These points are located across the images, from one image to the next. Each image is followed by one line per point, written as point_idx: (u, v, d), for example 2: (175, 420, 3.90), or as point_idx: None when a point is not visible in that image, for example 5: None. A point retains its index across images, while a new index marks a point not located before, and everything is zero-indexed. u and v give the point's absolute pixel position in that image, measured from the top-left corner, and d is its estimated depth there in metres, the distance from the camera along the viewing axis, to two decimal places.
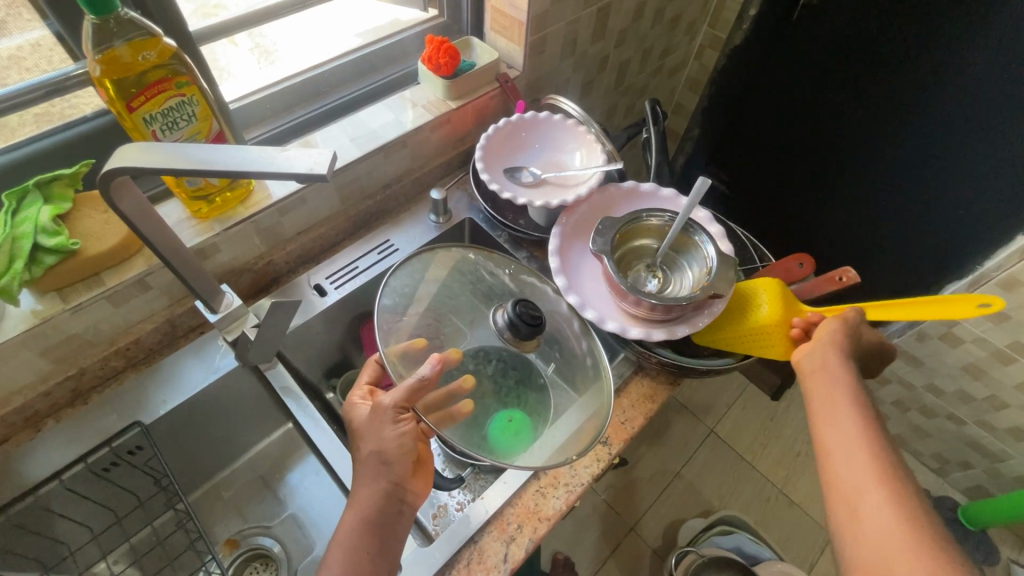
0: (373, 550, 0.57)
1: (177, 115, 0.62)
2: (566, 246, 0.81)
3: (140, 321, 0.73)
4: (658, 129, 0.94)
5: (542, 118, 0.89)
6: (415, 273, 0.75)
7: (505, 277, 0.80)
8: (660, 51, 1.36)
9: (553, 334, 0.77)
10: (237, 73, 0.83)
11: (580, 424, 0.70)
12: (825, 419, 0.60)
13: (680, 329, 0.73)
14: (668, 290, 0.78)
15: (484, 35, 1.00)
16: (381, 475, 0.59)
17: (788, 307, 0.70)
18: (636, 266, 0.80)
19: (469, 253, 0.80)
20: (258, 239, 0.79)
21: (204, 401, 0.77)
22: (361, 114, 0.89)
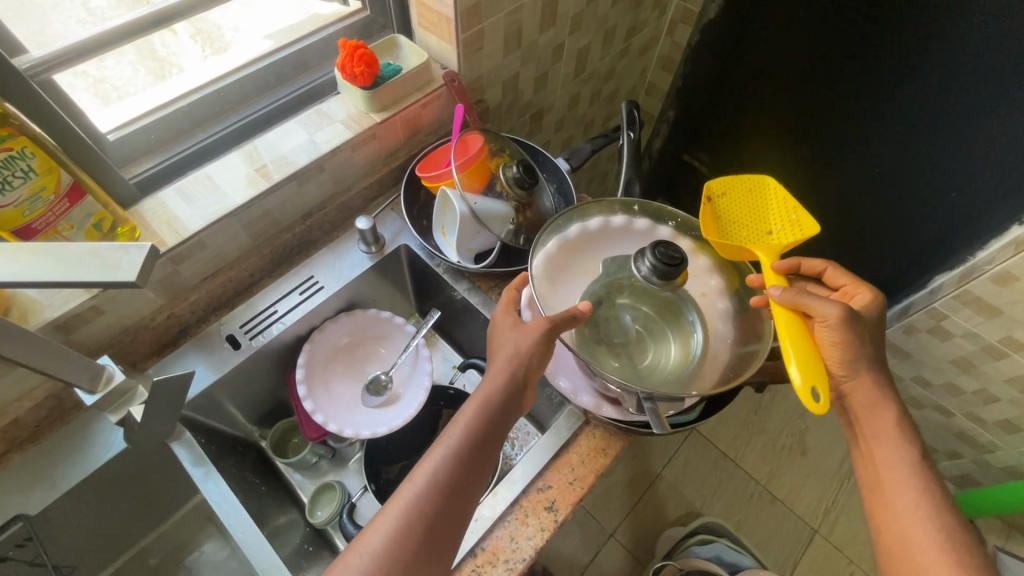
0: (472, 464, 0.56)
1: (8, 172, 0.51)
2: (574, 268, 0.68)
3: (17, 400, 0.64)
4: (634, 138, 0.83)
5: (387, 394, 0.85)
6: (578, 224, 0.69)
7: (640, 231, 0.71)
8: (625, 32, 1.23)
9: (686, 302, 0.65)
10: (138, 92, 0.72)
11: (668, 361, 0.62)
12: (881, 492, 0.62)
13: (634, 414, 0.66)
14: (640, 351, 0.62)
15: (414, 33, 0.88)
16: (499, 378, 0.58)
17: (726, 236, 0.70)
18: (619, 320, 0.63)
19: (633, 205, 0.71)
20: (153, 292, 0.70)
21: (104, 481, 0.68)
22: (270, 136, 0.78)
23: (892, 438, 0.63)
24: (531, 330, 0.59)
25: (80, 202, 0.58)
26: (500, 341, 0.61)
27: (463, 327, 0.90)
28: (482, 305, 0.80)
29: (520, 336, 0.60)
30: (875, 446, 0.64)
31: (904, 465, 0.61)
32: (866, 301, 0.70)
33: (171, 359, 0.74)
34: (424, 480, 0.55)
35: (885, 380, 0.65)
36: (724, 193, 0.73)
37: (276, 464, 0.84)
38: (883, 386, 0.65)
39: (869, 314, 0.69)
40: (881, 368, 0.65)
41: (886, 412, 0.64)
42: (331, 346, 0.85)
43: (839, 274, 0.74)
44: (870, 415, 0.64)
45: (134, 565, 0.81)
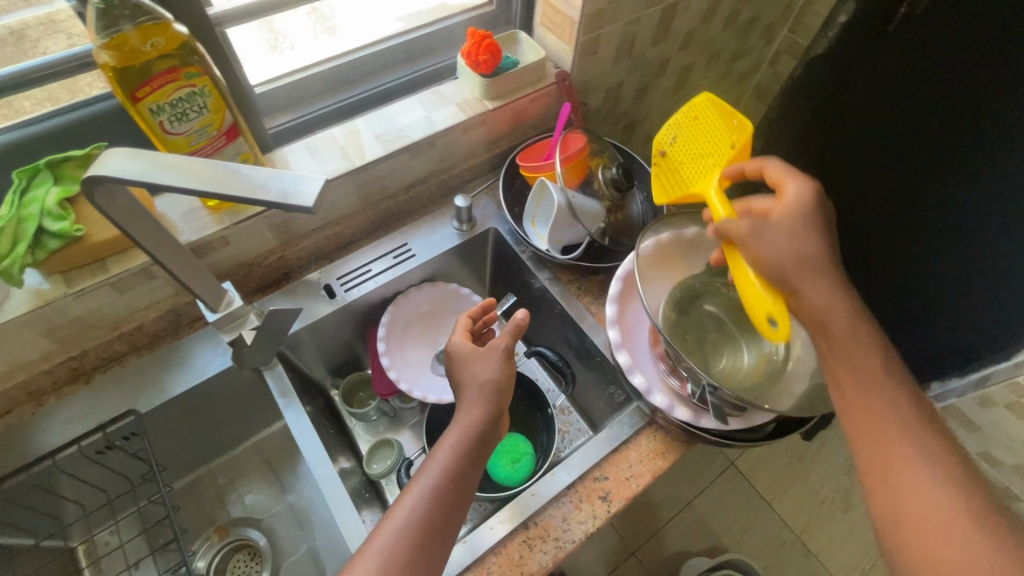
0: (462, 478, 0.57)
1: (187, 106, 0.58)
2: (666, 268, 0.68)
3: (144, 308, 0.72)
4: None
5: None
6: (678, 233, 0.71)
7: None
8: (729, 56, 1.24)
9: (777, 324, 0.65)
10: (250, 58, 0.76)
11: (741, 370, 0.62)
12: (914, 529, 0.46)
13: (707, 420, 0.63)
14: (715, 356, 0.63)
15: (534, 30, 0.92)
16: (479, 403, 0.61)
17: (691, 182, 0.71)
18: (699, 323, 0.65)
19: None
20: (271, 234, 0.77)
21: (203, 395, 0.75)
22: (391, 109, 0.84)
23: (892, 376, 0.52)
24: (497, 352, 0.64)
25: (234, 141, 0.65)
26: (467, 376, 0.64)
27: (535, 316, 0.92)
28: (561, 295, 0.83)
29: (488, 367, 0.63)
30: (880, 401, 0.51)
31: (934, 468, 0.47)
32: (800, 192, 0.59)
33: (274, 297, 0.80)
34: (402, 522, 0.52)
35: (842, 289, 0.56)
36: (667, 150, 0.75)
37: (342, 412, 0.90)
38: (852, 349, 0.53)
39: (795, 214, 0.58)
40: (834, 313, 0.55)
41: (870, 365, 0.52)
42: (412, 312, 0.90)
43: (776, 161, 0.62)
44: (846, 357, 0.53)
45: (205, 480, 0.88)
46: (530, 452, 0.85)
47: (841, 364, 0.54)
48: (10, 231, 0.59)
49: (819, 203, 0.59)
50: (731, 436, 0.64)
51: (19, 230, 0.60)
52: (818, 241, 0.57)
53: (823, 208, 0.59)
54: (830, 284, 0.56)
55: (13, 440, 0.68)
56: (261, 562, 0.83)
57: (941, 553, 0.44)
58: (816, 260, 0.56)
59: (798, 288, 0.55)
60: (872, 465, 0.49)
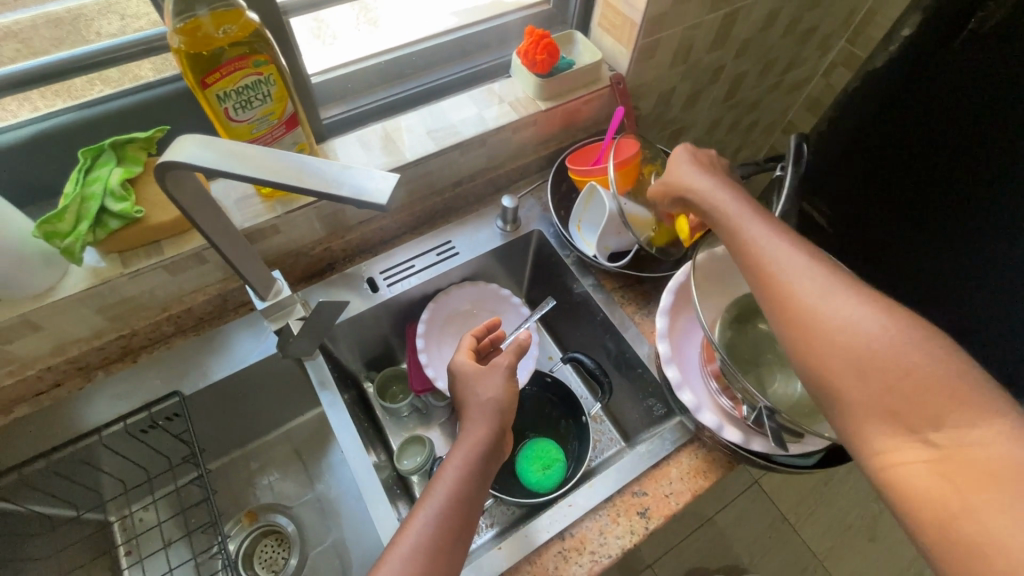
0: (474, 492, 0.55)
1: (252, 94, 0.58)
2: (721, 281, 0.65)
3: (193, 291, 0.73)
4: (795, 171, 0.76)
5: None
6: None
7: None
8: (783, 65, 1.20)
9: None
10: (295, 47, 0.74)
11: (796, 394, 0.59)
12: (857, 438, 0.42)
13: (756, 442, 0.61)
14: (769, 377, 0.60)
15: (590, 31, 0.91)
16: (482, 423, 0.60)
17: None
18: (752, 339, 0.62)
19: None
20: (319, 224, 0.77)
21: (244, 380, 0.76)
22: (444, 105, 0.83)
23: (792, 259, 0.49)
24: (499, 371, 0.65)
25: (293, 130, 0.65)
26: (470, 397, 0.63)
27: (573, 321, 0.91)
28: (605, 303, 0.82)
29: (491, 387, 0.63)
30: (793, 293, 0.47)
31: (903, 361, 0.41)
32: (676, 172, 0.63)
33: (319, 287, 0.80)
34: (415, 537, 0.50)
35: (739, 209, 0.55)
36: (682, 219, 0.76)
37: (375, 405, 0.90)
38: (750, 248, 0.52)
39: (682, 179, 0.62)
40: (734, 226, 0.54)
41: (773, 258, 0.50)
42: (452, 310, 0.89)
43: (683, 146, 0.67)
44: (752, 266, 0.51)
45: (238, 463, 0.89)
46: (561, 459, 0.84)
47: (751, 275, 0.51)
48: (74, 209, 0.60)
49: (699, 164, 0.62)
50: (779, 460, 0.62)
51: (82, 209, 0.60)
52: (715, 181, 0.59)
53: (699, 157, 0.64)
54: (724, 208, 0.56)
55: (61, 413, 0.69)
56: (289, 549, 0.83)
57: (892, 459, 0.40)
58: (715, 202, 0.57)
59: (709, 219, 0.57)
60: (806, 378, 0.46)
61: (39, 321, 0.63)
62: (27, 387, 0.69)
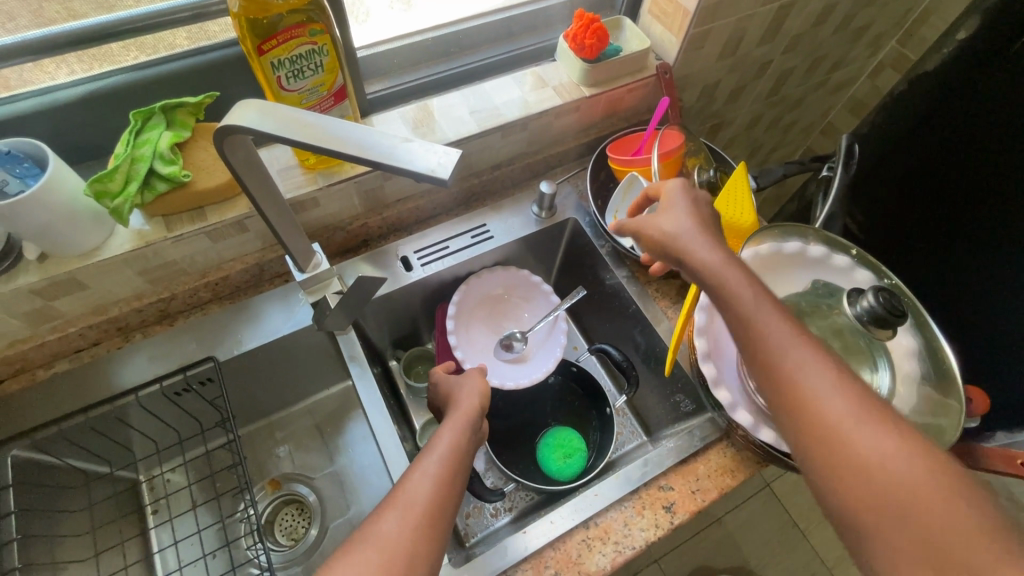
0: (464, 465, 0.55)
1: (305, 63, 0.58)
2: None
3: (232, 259, 0.74)
4: (846, 172, 0.76)
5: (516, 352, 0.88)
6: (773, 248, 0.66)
7: (836, 271, 0.67)
8: (831, 64, 1.17)
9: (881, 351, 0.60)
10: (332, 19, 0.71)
11: None
12: (860, 542, 0.43)
13: None
14: None
15: (638, 18, 0.89)
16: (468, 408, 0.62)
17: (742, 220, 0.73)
18: None
19: (845, 247, 0.68)
20: (359, 200, 0.77)
21: (277, 350, 0.76)
22: (487, 87, 0.82)
23: (809, 360, 0.48)
24: (476, 372, 0.69)
25: (340, 104, 0.65)
26: (457, 392, 0.66)
27: (603, 312, 0.90)
28: (638, 295, 0.81)
29: (474, 383, 0.67)
30: (809, 397, 0.47)
31: (910, 472, 0.42)
32: (669, 226, 0.59)
33: (354, 261, 0.81)
34: (421, 477, 0.51)
35: (745, 286, 0.53)
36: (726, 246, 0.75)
37: (400, 383, 0.90)
38: (762, 340, 0.50)
39: (680, 233, 0.58)
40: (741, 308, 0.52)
41: (790, 356, 0.49)
42: (483, 293, 0.89)
43: (676, 186, 0.62)
44: (766, 359, 0.50)
45: (263, 433, 0.90)
46: (583, 448, 0.84)
47: (763, 366, 0.50)
48: (124, 169, 0.61)
49: (697, 217, 0.59)
50: None
51: (132, 169, 0.61)
52: (716, 247, 0.56)
53: (698, 209, 0.60)
54: (730, 280, 0.53)
55: (97, 370, 0.70)
56: (309, 518, 0.84)
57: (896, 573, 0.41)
58: (720, 272, 0.54)
59: (713, 289, 0.54)
60: (813, 473, 0.46)
61: (84, 279, 0.64)
62: (68, 345, 0.70)
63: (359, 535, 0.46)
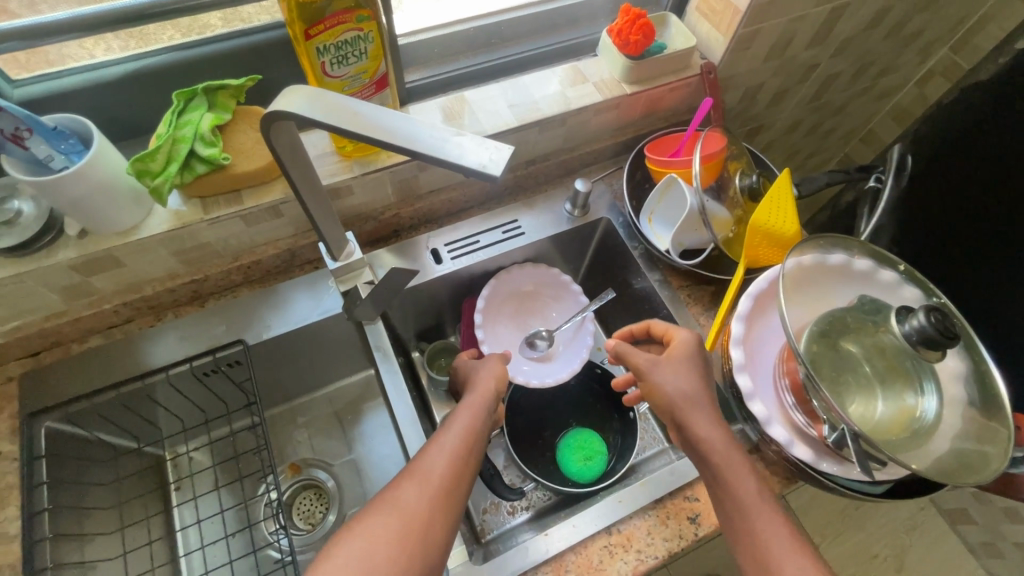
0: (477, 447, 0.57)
1: (350, 50, 0.57)
2: (797, 294, 0.63)
3: (265, 244, 0.74)
4: (896, 184, 0.73)
5: (542, 351, 0.87)
6: (817, 260, 0.65)
7: (879, 287, 0.65)
8: (878, 70, 1.13)
9: (928, 373, 0.58)
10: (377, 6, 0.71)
11: (879, 418, 0.56)
12: None
13: (826, 463, 0.59)
14: (851, 401, 0.56)
15: (684, 16, 0.87)
16: (484, 388, 0.63)
17: (785, 233, 0.72)
18: (836, 358, 0.58)
19: (892, 263, 0.66)
20: (392, 190, 0.76)
21: (304, 336, 0.76)
22: (526, 80, 0.80)
23: (782, 533, 0.52)
24: (495, 356, 0.70)
25: (381, 92, 0.64)
26: (474, 375, 0.67)
27: (630, 315, 0.89)
28: (670, 300, 0.79)
29: (493, 366, 0.68)
30: (779, 565, 0.50)
31: None
32: (677, 385, 0.60)
33: (383, 252, 0.80)
34: (439, 454, 0.54)
35: (737, 459, 0.56)
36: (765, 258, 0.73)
37: (422, 375, 0.89)
38: (744, 510, 0.54)
39: (684, 395, 0.60)
40: (729, 476, 0.56)
41: (766, 530, 0.53)
42: (510, 289, 0.88)
43: (688, 340, 0.64)
44: (736, 508, 0.54)
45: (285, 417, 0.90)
46: (603, 451, 0.82)
47: (739, 533, 0.54)
48: (165, 149, 0.61)
49: (702, 382, 0.61)
50: (848, 484, 0.59)
51: (173, 150, 0.61)
52: (714, 420, 0.59)
53: (704, 371, 0.63)
54: (726, 455, 0.56)
55: (128, 348, 0.71)
56: (327, 504, 0.84)
57: None
58: (715, 445, 0.57)
59: (707, 461, 0.57)
60: None
61: (121, 257, 0.64)
62: (102, 321, 0.71)
63: (379, 503, 0.50)
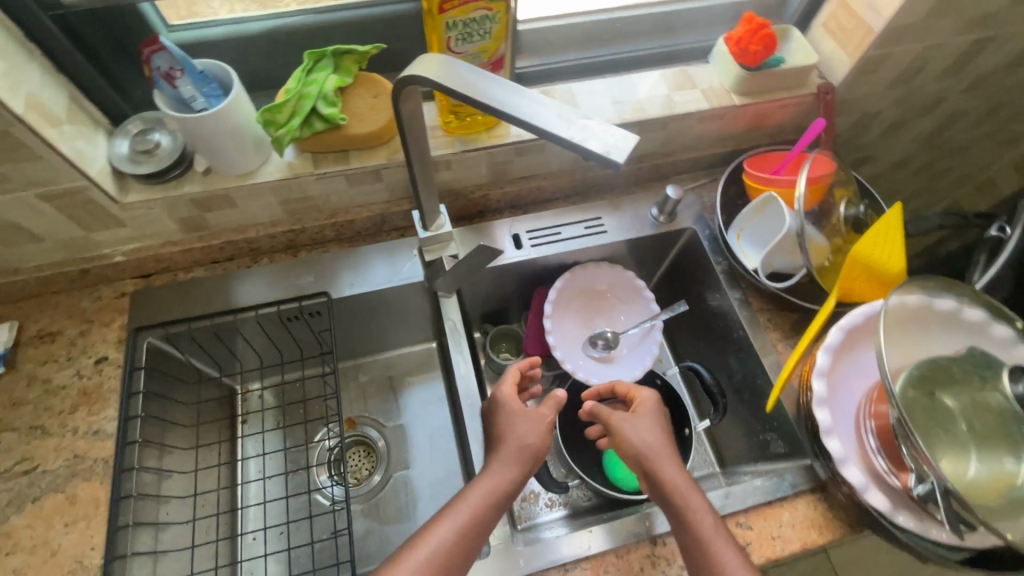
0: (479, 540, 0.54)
1: (476, 28, 0.59)
2: (901, 335, 0.59)
3: (360, 205, 0.77)
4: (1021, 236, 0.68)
5: (605, 353, 0.86)
6: (923, 304, 0.61)
7: (989, 343, 0.61)
8: (1011, 114, 1.04)
9: None
10: None
11: (971, 479, 0.51)
12: None
13: (903, 516, 0.56)
14: (942, 455, 0.51)
15: (807, 32, 0.83)
16: (503, 468, 0.59)
17: (887, 269, 0.68)
18: (931, 410, 0.53)
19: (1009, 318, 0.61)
20: (486, 170, 0.78)
21: (381, 299, 0.80)
22: (632, 79, 0.80)
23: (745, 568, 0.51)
24: (545, 416, 0.63)
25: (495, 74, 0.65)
26: (508, 433, 0.62)
27: (700, 331, 0.86)
28: (748, 321, 0.77)
29: (533, 427, 0.62)
30: None
31: None
32: (644, 438, 0.60)
33: (463, 232, 0.81)
34: (430, 550, 0.52)
35: (698, 500, 0.56)
36: (861, 292, 0.69)
37: (483, 356, 0.91)
38: (707, 549, 0.52)
39: (650, 447, 0.60)
40: (689, 515, 0.55)
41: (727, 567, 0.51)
42: (583, 286, 0.88)
43: (648, 396, 0.65)
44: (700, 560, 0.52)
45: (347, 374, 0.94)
46: None
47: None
48: (291, 104, 0.65)
49: (666, 435, 0.61)
50: (924, 542, 0.56)
51: (298, 105, 0.65)
52: (679, 468, 0.58)
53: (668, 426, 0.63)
54: (687, 495, 0.56)
55: (224, 282, 0.76)
56: (375, 462, 0.86)
57: None
58: (679, 488, 0.56)
59: (671, 507, 0.56)
60: None
61: (235, 197, 0.69)
62: (208, 255, 0.76)
63: None
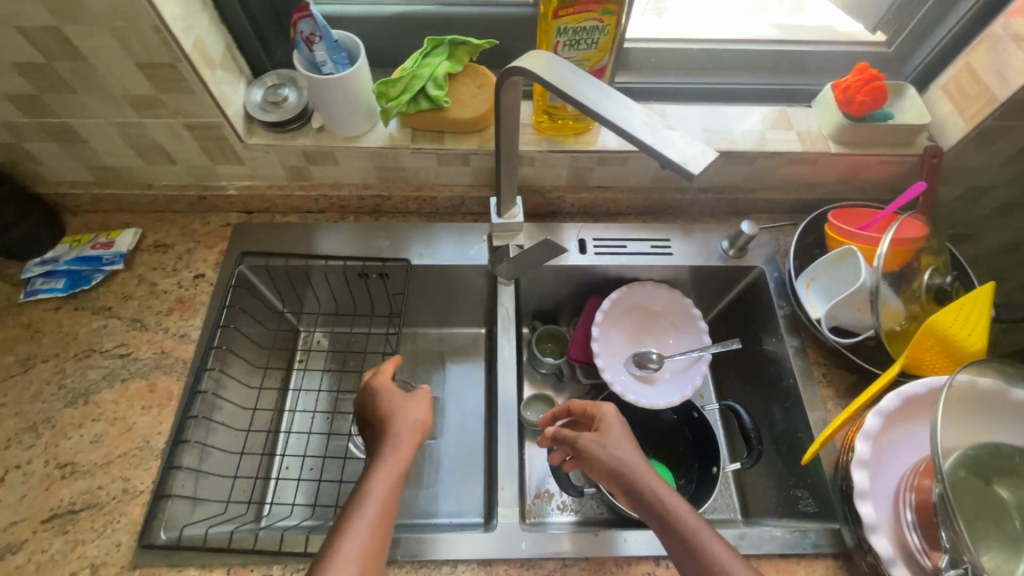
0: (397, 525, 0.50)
1: (584, 37, 0.63)
2: (968, 416, 0.55)
3: (444, 185, 0.83)
4: None
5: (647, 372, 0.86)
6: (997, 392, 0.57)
7: None
8: None
9: None
10: None
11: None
12: None
13: None
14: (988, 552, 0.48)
15: (924, 92, 0.80)
16: (403, 446, 0.56)
17: (965, 347, 0.64)
18: (984, 499, 0.50)
19: None
20: (566, 174, 0.81)
21: (444, 274, 0.84)
22: (727, 111, 0.80)
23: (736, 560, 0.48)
24: (424, 397, 0.62)
25: None
26: (394, 415, 0.59)
27: (749, 372, 0.84)
28: (801, 371, 0.75)
29: (419, 408, 0.60)
30: None
31: None
32: (614, 451, 0.58)
33: (533, 227, 0.85)
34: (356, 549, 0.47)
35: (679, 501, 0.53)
36: (929, 364, 0.66)
37: (526, 350, 0.92)
38: (692, 544, 0.50)
39: (619, 461, 0.57)
40: (667, 514, 0.52)
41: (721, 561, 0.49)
42: (638, 303, 0.88)
43: (610, 410, 0.63)
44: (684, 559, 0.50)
45: None
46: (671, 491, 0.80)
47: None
48: (404, 81, 0.72)
49: (636, 445, 0.59)
50: None
51: (409, 84, 0.72)
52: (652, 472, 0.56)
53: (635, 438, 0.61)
54: (663, 497, 0.53)
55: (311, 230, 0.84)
56: None
57: None
58: (657, 493, 0.54)
59: (649, 510, 0.53)
60: None
61: (339, 156, 0.77)
62: (304, 204, 0.84)
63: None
